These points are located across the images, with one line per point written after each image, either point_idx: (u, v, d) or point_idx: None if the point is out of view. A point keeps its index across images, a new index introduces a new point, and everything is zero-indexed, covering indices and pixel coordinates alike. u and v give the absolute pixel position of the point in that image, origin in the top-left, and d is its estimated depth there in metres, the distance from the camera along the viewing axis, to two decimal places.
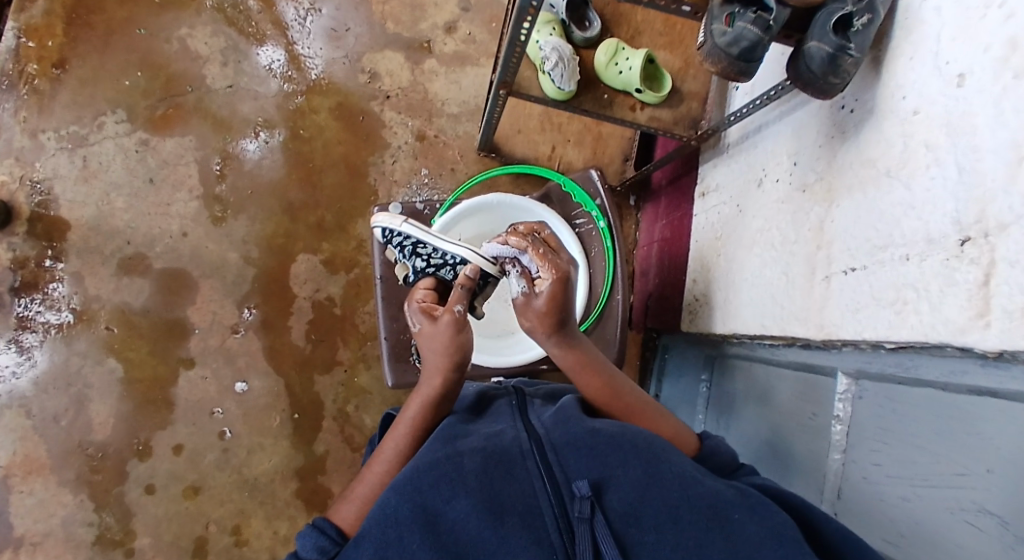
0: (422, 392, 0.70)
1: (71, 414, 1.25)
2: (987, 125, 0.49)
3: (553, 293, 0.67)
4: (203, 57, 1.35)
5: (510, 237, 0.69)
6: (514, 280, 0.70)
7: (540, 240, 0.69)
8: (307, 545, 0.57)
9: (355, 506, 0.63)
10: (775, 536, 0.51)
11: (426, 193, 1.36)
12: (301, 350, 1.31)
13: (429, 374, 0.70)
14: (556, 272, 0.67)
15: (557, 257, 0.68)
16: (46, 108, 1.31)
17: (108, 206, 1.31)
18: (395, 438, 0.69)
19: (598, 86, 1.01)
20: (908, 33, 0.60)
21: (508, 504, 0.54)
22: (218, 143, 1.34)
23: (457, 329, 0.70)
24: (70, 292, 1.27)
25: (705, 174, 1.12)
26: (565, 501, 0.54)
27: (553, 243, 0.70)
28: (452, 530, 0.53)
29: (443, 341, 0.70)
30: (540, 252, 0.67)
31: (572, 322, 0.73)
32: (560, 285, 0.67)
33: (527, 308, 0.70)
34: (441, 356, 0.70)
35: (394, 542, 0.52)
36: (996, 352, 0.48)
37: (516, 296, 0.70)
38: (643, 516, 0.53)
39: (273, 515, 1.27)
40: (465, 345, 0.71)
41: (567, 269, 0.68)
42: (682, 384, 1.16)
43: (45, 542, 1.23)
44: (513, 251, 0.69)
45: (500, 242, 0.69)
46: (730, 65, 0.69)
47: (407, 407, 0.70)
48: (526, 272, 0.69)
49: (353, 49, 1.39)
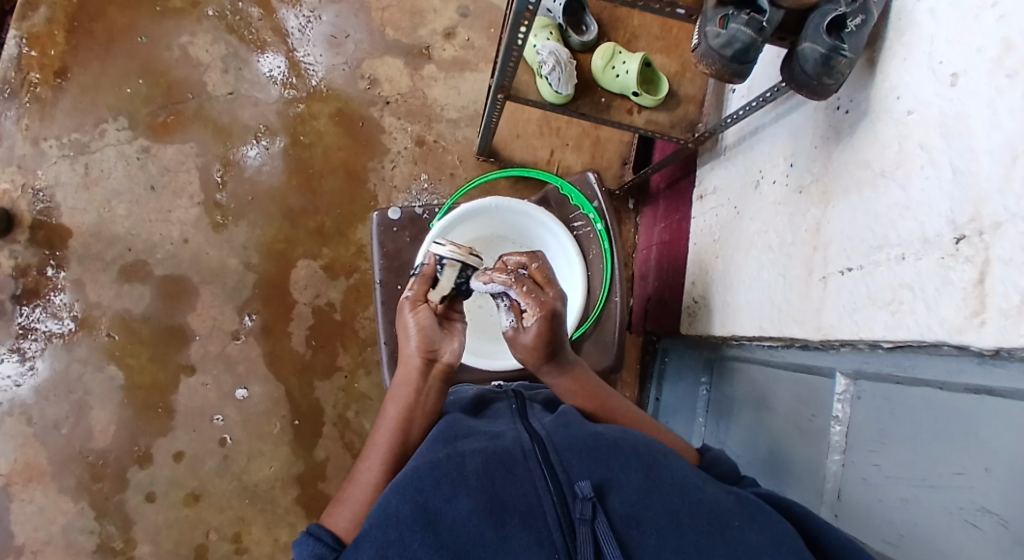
0: (398, 394, 0.69)
1: (72, 421, 1.25)
2: (981, 124, 0.49)
3: (541, 328, 0.68)
4: (204, 64, 1.36)
5: (495, 274, 0.70)
6: (503, 314, 0.71)
7: (525, 277, 0.70)
8: (304, 553, 0.56)
9: (351, 509, 0.63)
10: (775, 545, 0.51)
11: (426, 198, 1.37)
12: (301, 356, 1.31)
13: (404, 373, 0.70)
14: (542, 310, 0.68)
15: (543, 294, 0.70)
16: (48, 116, 1.32)
17: (109, 214, 1.31)
18: (378, 441, 0.68)
19: (595, 89, 1.01)
20: (902, 34, 0.60)
21: (509, 504, 0.53)
22: (219, 149, 1.34)
23: (414, 306, 0.72)
24: (71, 299, 1.28)
25: (702, 177, 1.12)
26: (567, 501, 0.54)
27: (539, 278, 0.72)
28: (453, 529, 0.52)
29: (407, 330, 0.71)
30: (524, 291, 0.69)
31: (564, 350, 0.73)
32: (547, 320, 0.68)
33: (516, 340, 0.71)
34: (416, 353, 0.70)
35: (394, 541, 0.52)
36: (993, 351, 0.48)
37: (505, 330, 0.71)
38: (645, 518, 0.53)
39: (273, 521, 1.26)
40: (431, 333, 0.71)
41: (553, 305, 0.69)
42: (682, 386, 1.16)
43: (45, 550, 1.22)
44: (499, 288, 0.70)
45: (486, 279, 0.70)
46: (724, 66, 0.69)
47: (387, 406, 0.70)
48: (514, 307, 0.70)
49: (353, 55, 1.39)
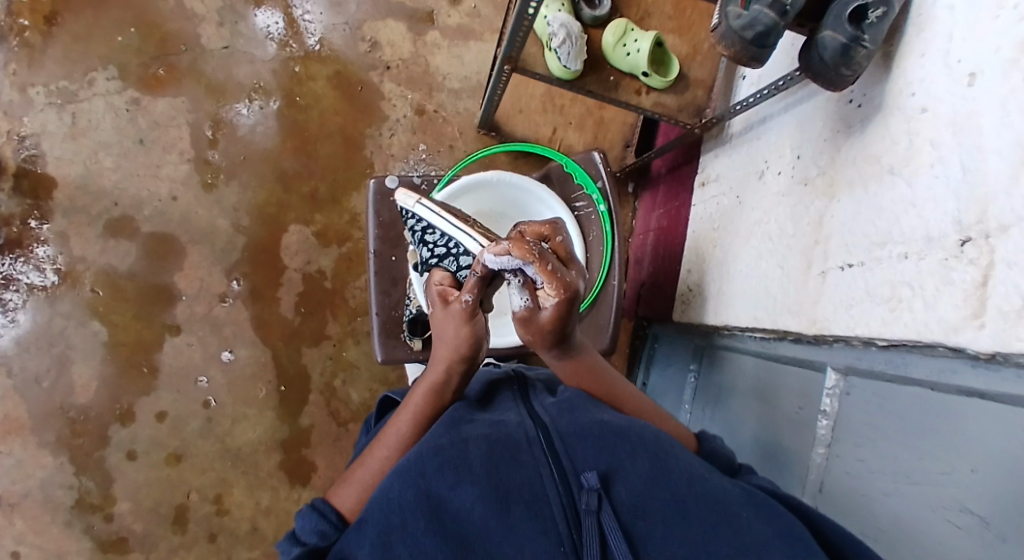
0: (431, 389, 0.66)
1: (53, 375, 1.23)
2: (994, 125, 0.48)
3: (559, 309, 0.62)
4: (200, 16, 1.31)
5: (513, 249, 0.59)
6: (515, 293, 0.62)
7: (546, 253, 0.60)
8: (307, 528, 0.58)
9: (357, 489, 0.62)
10: (781, 538, 0.51)
11: (423, 168, 1.34)
12: (290, 321, 1.29)
13: (442, 369, 0.66)
14: (563, 291, 0.60)
15: (565, 272, 0.61)
16: (35, 61, 1.27)
17: (96, 166, 1.28)
18: (400, 424, 0.66)
19: (604, 67, 0.99)
20: (920, 30, 0.59)
21: (512, 492, 0.53)
22: (211, 107, 1.30)
23: (469, 317, 0.64)
24: (54, 252, 1.25)
25: (705, 163, 1.10)
26: (573, 491, 0.54)
27: (562, 254, 0.65)
28: (458, 517, 0.52)
29: (456, 336, 0.65)
30: (548, 269, 0.59)
31: (571, 339, 0.68)
32: (568, 302, 0.61)
33: (528, 320, 0.64)
34: (463, 360, 0.65)
35: (398, 527, 0.52)
36: (989, 354, 0.48)
37: (516, 308, 0.63)
38: (650, 510, 0.52)
39: (255, 485, 1.26)
40: (480, 338, 0.65)
41: (576, 286, 0.62)
42: (671, 371, 1.16)
43: (24, 503, 1.22)
44: (515, 264, 0.60)
45: (498, 253, 0.60)
46: (743, 50, 0.67)
47: (414, 395, 0.67)
48: (528, 284, 0.62)
49: (355, 16, 1.35)
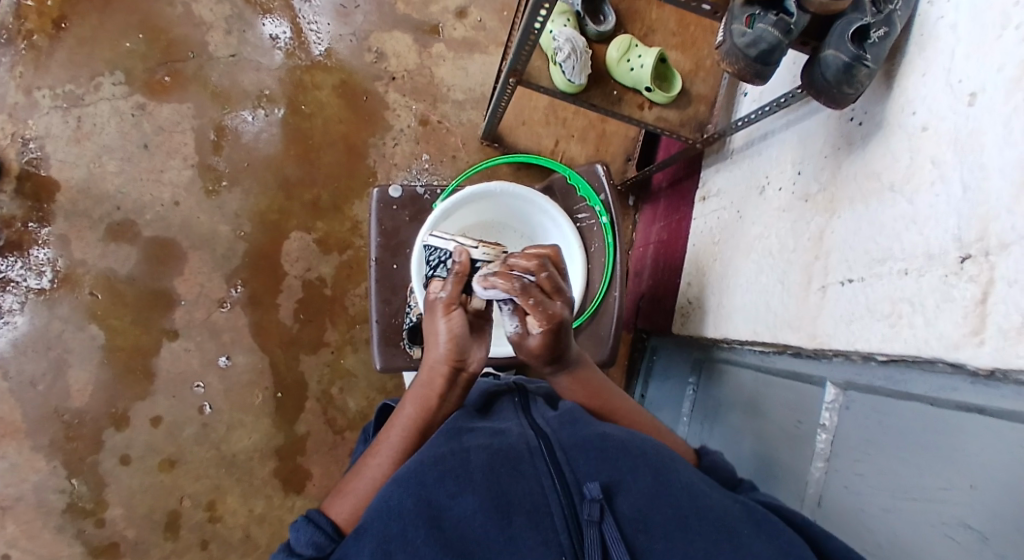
0: (419, 394, 0.67)
1: (49, 378, 1.23)
2: (995, 144, 0.49)
3: (546, 337, 0.64)
4: (207, 24, 1.33)
5: (498, 282, 0.61)
6: (507, 318, 0.64)
7: (531, 286, 0.62)
8: (301, 540, 0.57)
9: (353, 500, 0.61)
10: (782, 555, 0.51)
11: (426, 178, 1.35)
12: (289, 329, 1.29)
13: (430, 370, 0.68)
14: (548, 322, 0.63)
15: (550, 303, 0.63)
16: (43, 65, 1.28)
17: (99, 169, 1.28)
18: (391, 435, 0.66)
19: (608, 81, 1.00)
20: (922, 49, 0.60)
21: (514, 503, 0.53)
22: (216, 113, 1.31)
23: (446, 312, 0.67)
24: (55, 255, 1.25)
25: (706, 178, 1.11)
26: (574, 502, 0.53)
27: (548, 286, 0.63)
28: (459, 526, 0.52)
29: (438, 332, 0.67)
30: (530, 303, 0.62)
31: (570, 354, 0.69)
32: (554, 331, 0.64)
33: (520, 343, 0.66)
34: (444, 360, 0.67)
35: (398, 535, 0.51)
36: (989, 370, 0.49)
37: (509, 331, 0.66)
38: (653, 522, 0.52)
39: (249, 492, 1.25)
40: (462, 340, 0.67)
41: (561, 315, 0.63)
42: (668, 385, 1.17)
43: (14, 507, 1.20)
44: (502, 296, 0.62)
45: (485, 285, 0.61)
46: (747, 66, 0.68)
47: (405, 404, 0.68)
48: (519, 309, 0.64)
49: (361, 27, 1.37)
